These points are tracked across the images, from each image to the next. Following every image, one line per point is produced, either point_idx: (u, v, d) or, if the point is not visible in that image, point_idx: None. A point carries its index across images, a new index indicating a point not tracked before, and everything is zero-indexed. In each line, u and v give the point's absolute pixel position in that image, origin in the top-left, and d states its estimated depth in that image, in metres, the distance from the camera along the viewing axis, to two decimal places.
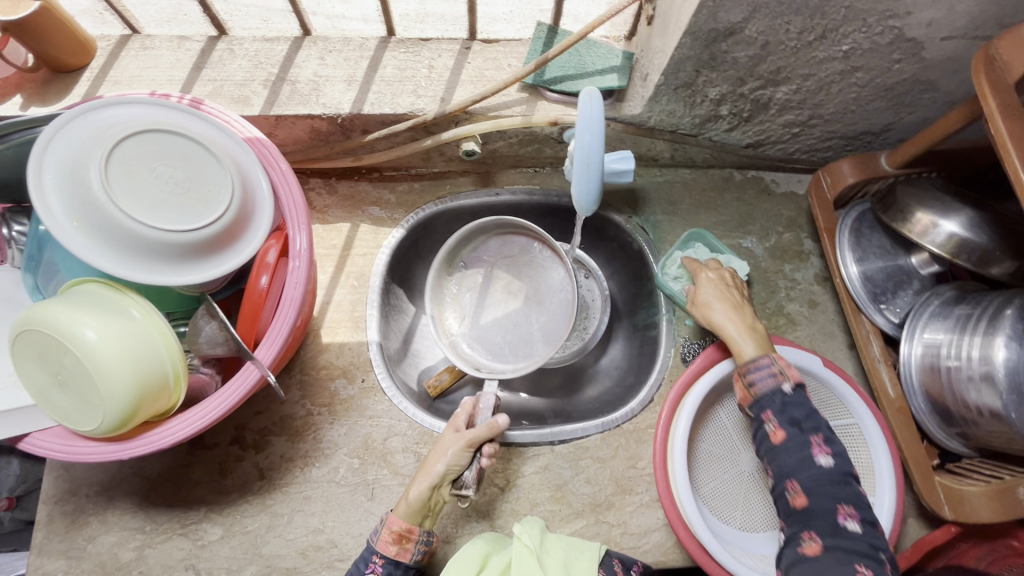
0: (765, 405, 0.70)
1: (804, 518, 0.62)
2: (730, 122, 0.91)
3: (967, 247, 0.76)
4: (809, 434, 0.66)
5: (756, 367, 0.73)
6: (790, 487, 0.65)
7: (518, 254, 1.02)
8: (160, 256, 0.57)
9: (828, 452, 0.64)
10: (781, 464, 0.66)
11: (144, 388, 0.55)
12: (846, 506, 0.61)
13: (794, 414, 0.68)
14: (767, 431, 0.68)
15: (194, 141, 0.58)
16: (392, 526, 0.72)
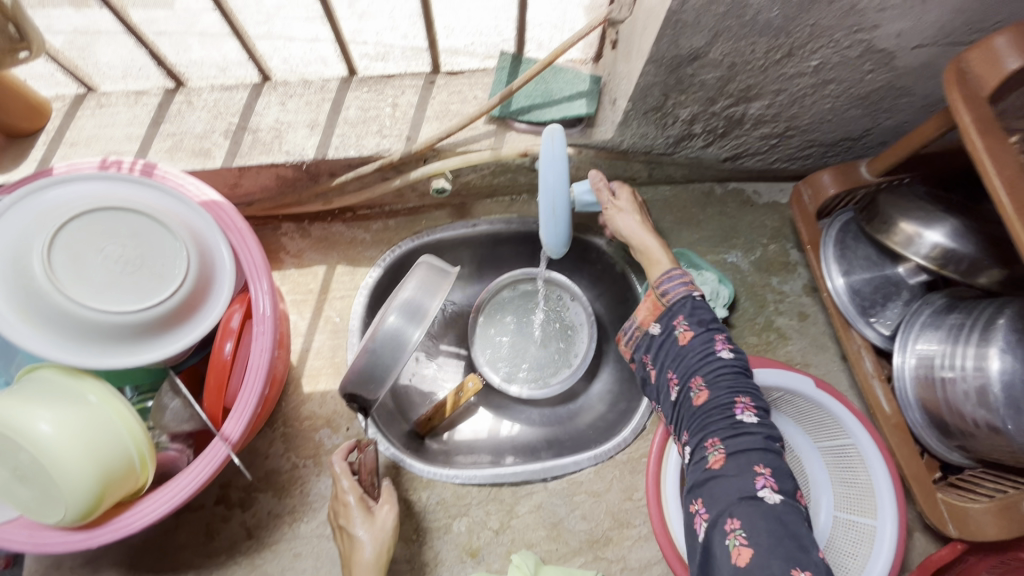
0: (676, 313, 0.73)
1: (705, 418, 0.66)
2: (705, 139, 0.88)
3: (953, 257, 0.74)
4: (713, 332, 0.70)
5: (668, 279, 0.76)
6: (694, 385, 0.68)
7: (528, 296, 1.07)
8: (115, 336, 0.55)
9: (729, 348, 0.69)
10: (684, 365, 0.70)
11: (105, 475, 0.53)
12: (743, 398, 0.66)
13: (701, 318, 0.72)
14: (676, 336, 0.72)
15: (144, 214, 0.57)
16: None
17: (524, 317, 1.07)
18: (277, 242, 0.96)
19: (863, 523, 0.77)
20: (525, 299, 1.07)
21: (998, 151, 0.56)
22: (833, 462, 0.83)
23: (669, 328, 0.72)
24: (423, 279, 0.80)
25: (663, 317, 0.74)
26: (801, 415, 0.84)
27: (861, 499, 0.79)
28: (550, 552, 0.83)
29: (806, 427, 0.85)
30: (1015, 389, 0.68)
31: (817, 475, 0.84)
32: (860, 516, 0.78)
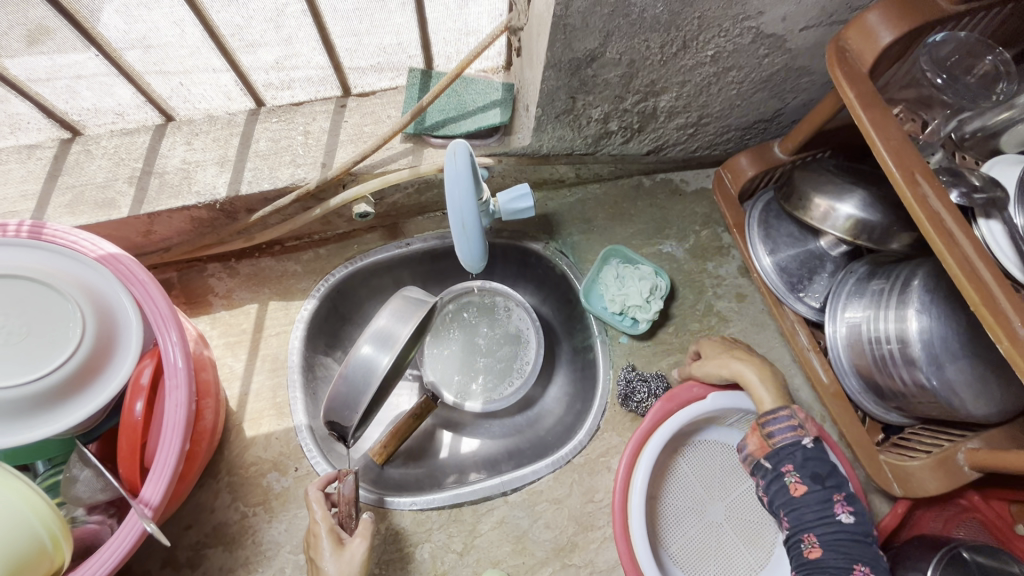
0: (784, 459, 0.62)
1: (818, 574, 0.57)
2: (623, 136, 0.89)
3: (866, 226, 0.76)
4: (831, 492, 0.59)
5: (773, 419, 0.64)
6: (806, 539, 0.59)
7: (472, 311, 1.07)
8: (9, 408, 0.53)
9: (843, 483, 0.60)
10: (795, 518, 0.60)
11: (11, 563, 0.49)
12: (862, 566, 0.56)
13: (817, 469, 0.60)
14: (787, 484, 0.61)
15: (32, 279, 0.55)
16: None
17: (471, 333, 1.06)
18: (204, 285, 0.92)
19: None
20: (468, 314, 1.07)
21: (883, 122, 0.58)
22: None
23: (776, 473, 0.62)
24: (396, 308, 0.81)
25: (770, 461, 0.63)
26: None
27: None
28: (518, 566, 0.82)
29: None
30: (934, 346, 0.70)
31: None
32: None
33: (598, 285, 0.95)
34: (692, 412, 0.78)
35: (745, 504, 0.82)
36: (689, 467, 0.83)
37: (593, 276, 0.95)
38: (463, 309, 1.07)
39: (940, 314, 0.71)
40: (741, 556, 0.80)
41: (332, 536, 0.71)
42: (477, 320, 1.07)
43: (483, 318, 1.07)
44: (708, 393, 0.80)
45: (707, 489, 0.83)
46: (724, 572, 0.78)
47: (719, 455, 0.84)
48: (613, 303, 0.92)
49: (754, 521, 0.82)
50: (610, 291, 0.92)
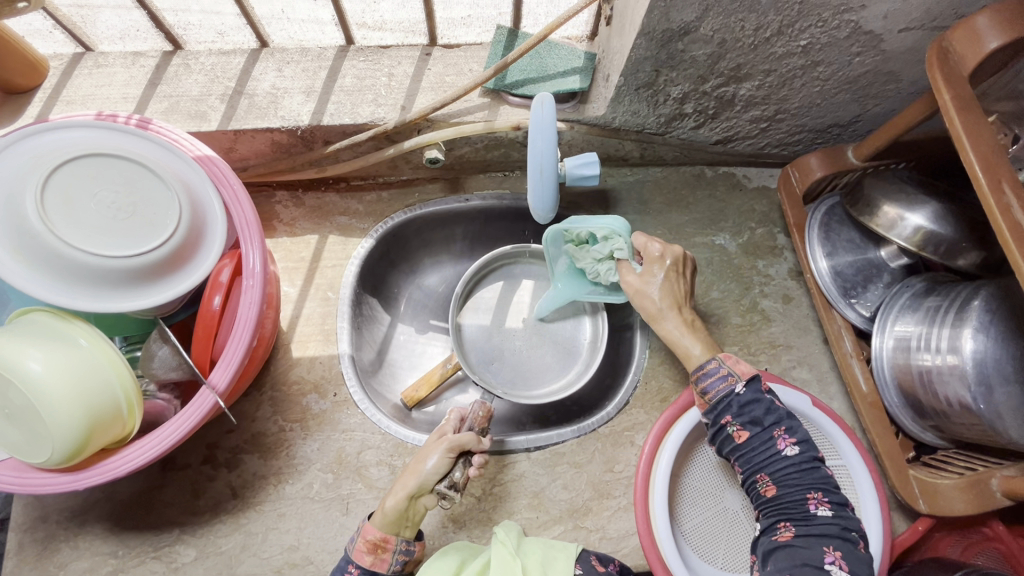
0: (722, 410, 0.66)
1: (777, 507, 0.63)
2: (695, 120, 0.90)
3: (933, 239, 0.75)
4: (772, 430, 0.64)
5: (706, 374, 0.69)
6: (759, 480, 0.64)
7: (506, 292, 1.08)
8: (105, 281, 0.55)
9: (792, 443, 0.63)
10: (747, 461, 0.64)
11: (94, 418, 0.54)
12: (817, 492, 0.61)
13: (754, 414, 0.65)
14: (730, 434, 0.65)
15: (136, 163, 0.57)
16: (368, 535, 0.72)
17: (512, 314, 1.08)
18: (270, 209, 0.96)
19: None
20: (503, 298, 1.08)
21: (976, 128, 0.58)
22: None
23: (718, 423, 0.66)
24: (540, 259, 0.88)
25: (711, 415, 0.67)
26: None
27: None
28: (531, 520, 0.84)
29: None
30: (987, 368, 0.70)
31: None
32: None
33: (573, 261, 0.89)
34: None
35: None
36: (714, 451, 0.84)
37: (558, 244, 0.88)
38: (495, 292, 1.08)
39: (998, 337, 0.70)
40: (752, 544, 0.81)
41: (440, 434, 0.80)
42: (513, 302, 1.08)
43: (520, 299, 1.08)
44: None
45: (729, 474, 0.84)
46: (734, 555, 0.80)
47: None
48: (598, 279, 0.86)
49: None
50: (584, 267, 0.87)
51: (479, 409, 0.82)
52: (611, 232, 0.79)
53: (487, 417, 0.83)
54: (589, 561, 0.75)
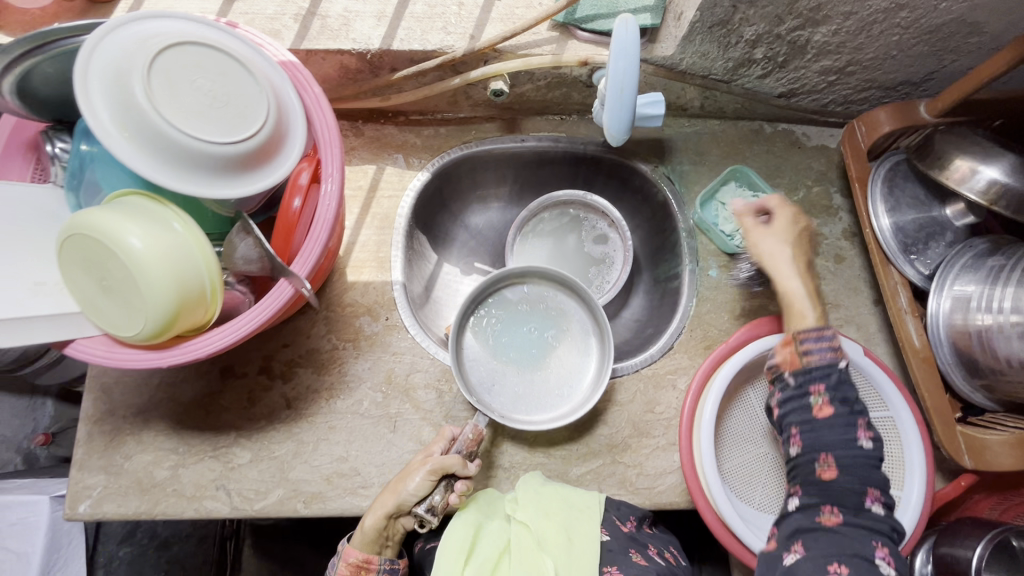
0: (813, 375, 0.64)
1: (828, 489, 0.61)
2: (764, 68, 0.89)
3: (1007, 194, 0.74)
4: (855, 415, 0.62)
5: (817, 339, 0.64)
6: (823, 460, 0.61)
7: (531, 302, 0.99)
8: (197, 167, 0.57)
9: (869, 436, 0.62)
10: (815, 436, 0.62)
11: (185, 297, 0.57)
12: (874, 488, 0.61)
13: (846, 393, 0.63)
14: (811, 403, 0.63)
15: (231, 57, 0.59)
16: (350, 557, 0.76)
17: (529, 326, 0.98)
18: None
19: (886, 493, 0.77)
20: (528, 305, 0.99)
21: None
22: None
23: (804, 390, 0.64)
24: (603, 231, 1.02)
25: (800, 377, 0.64)
26: None
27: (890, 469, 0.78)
28: (570, 452, 0.86)
29: None
30: None
31: None
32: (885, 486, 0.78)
33: (715, 202, 0.97)
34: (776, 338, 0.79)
35: None
36: (759, 398, 0.86)
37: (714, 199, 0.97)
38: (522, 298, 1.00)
39: None
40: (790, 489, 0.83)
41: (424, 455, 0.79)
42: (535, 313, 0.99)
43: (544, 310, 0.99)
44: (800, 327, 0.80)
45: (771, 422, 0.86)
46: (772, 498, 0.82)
47: None
48: (726, 223, 0.94)
49: None
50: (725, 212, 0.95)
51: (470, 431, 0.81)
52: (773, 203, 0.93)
53: (476, 440, 0.81)
54: (614, 522, 0.81)
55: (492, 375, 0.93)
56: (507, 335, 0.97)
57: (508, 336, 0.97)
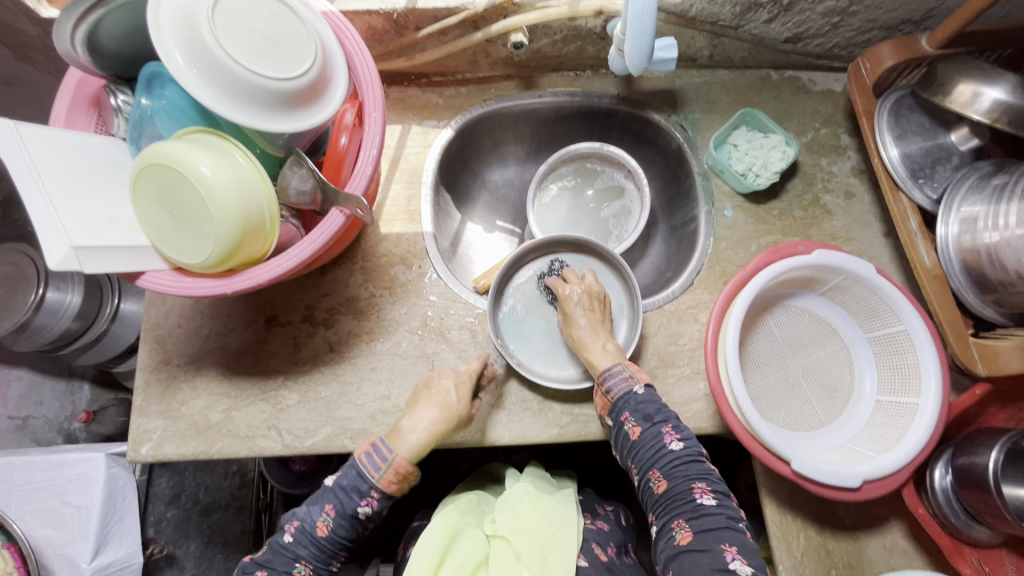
0: (621, 408, 0.79)
1: (666, 503, 0.74)
2: (769, 12, 0.92)
3: (1010, 111, 0.77)
4: (659, 428, 0.77)
5: (610, 376, 0.81)
6: (652, 476, 0.76)
7: (578, 273, 1.01)
8: (254, 100, 0.62)
9: (677, 439, 0.76)
10: (642, 459, 0.77)
11: (249, 223, 0.62)
12: (700, 483, 0.74)
13: (646, 412, 0.78)
14: (627, 431, 0.78)
15: (283, 4, 0.64)
16: (399, 468, 0.76)
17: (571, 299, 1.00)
18: None
19: (906, 402, 0.82)
20: (573, 274, 1.01)
21: None
22: (882, 350, 0.87)
23: (620, 424, 0.79)
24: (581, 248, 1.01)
25: (613, 413, 0.80)
26: (856, 302, 0.88)
27: (907, 380, 0.83)
28: None
29: (858, 318, 0.90)
30: None
31: (862, 360, 0.90)
32: (904, 396, 0.82)
33: (727, 145, 1.01)
34: (796, 260, 0.83)
35: (822, 366, 0.91)
36: (776, 323, 0.92)
37: (725, 142, 1.02)
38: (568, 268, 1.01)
39: None
40: (810, 407, 0.88)
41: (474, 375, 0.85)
42: None
43: None
44: (814, 251, 0.84)
45: (789, 346, 0.91)
46: (794, 415, 0.87)
47: (805, 321, 0.93)
48: (738, 162, 0.98)
49: (829, 383, 0.90)
50: (739, 151, 0.99)
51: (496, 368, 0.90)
52: (781, 143, 0.97)
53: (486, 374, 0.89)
54: (593, 550, 0.89)
55: (521, 335, 0.97)
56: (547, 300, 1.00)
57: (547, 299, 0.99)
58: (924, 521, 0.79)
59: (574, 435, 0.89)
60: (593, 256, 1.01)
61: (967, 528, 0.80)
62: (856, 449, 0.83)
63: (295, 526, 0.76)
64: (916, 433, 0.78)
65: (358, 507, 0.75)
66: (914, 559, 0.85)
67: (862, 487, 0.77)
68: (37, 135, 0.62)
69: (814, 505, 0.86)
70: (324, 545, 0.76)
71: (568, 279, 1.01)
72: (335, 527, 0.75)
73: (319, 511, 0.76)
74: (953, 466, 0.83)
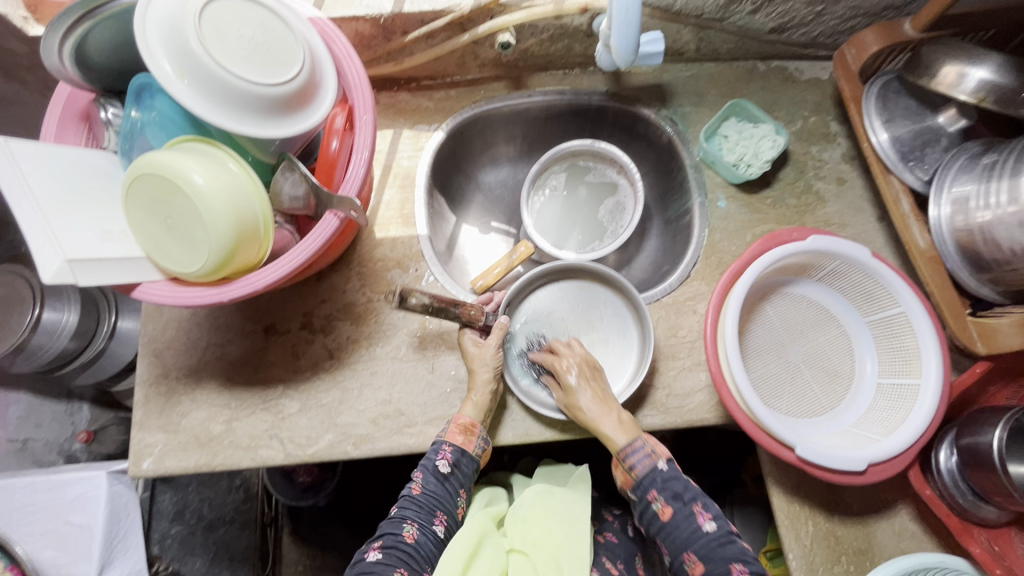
0: (648, 485, 0.79)
1: None
2: (754, 2, 0.93)
3: (996, 90, 0.77)
4: (689, 507, 0.77)
5: (632, 452, 0.80)
6: (688, 558, 0.76)
7: (592, 300, 0.99)
8: (244, 107, 0.62)
9: (709, 518, 0.77)
10: (674, 539, 0.77)
11: (243, 230, 0.62)
12: (738, 563, 0.73)
13: (674, 490, 0.78)
14: (656, 510, 0.78)
15: (271, 12, 0.65)
16: (459, 420, 0.82)
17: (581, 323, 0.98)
18: None
19: (908, 383, 0.82)
20: (585, 300, 0.99)
21: None
22: (880, 333, 0.88)
23: (647, 502, 0.79)
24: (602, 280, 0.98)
25: (638, 491, 0.80)
26: (853, 287, 0.89)
27: (908, 362, 0.83)
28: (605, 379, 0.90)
29: (856, 302, 0.90)
30: None
31: (861, 344, 0.90)
32: (906, 378, 0.82)
33: (718, 137, 1.02)
34: (791, 247, 0.83)
35: (822, 353, 0.91)
36: (774, 311, 0.92)
37: (716, 134, 1.02)
38: (582, 294, 0.99)
39: None
40: (812, 393, 0.89)
41: (488, 380, 0.84)
42: (590, 311, 0.99)
43: (599, 314, 0.98)
44: (809, 237, 0.85)
45: (788, 334, 0.91)
46: (795, 402, 0.88)
47: (804, 308, 0.93)
48: (730, 153, 0.99)
49: (830, 368, 0.90)
50: (730, 142, 1.00)
51: (491, 350, 0.86)
52: (771, 132, 0.98)
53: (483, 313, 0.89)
54: (603, 564, 0.93)
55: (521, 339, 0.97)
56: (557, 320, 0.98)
57: (554, 315, 0.98)
58: (931, 502, 0.79)
59: (577, 431, 0.89)
60: (612, 292, 0.98)
61: (975, 508, 0.80)
62: (860, 433, 0.83)
63: (379, 544, 0.77)
64: (918, 413, 0.78)
65: (436, 463, 0.81)
66: (923, 541, 0.85)
67: (868, 470, 0.77)
68: (28, 150, 0.62)
69: (821, 492, 0.86)
70: (416, 554, 0.77)
71: (581, 305, 0.99)
72: (425, 483, 0.81)
73: (402, 522, 0.79)
74: (958, 447, 0.82)
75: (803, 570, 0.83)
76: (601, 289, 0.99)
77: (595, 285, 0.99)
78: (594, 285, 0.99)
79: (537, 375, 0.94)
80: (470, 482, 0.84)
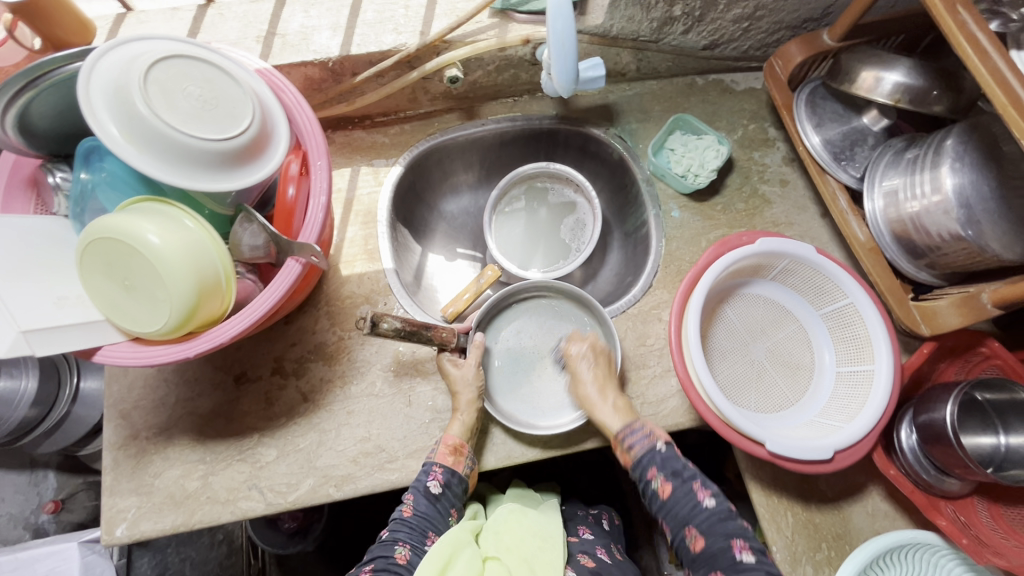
0: (647, 465, 0.79)
1: (704, 561, 0.75)
2: (684, 24, 0.98)
3: (910, 92, 0.83)
4: (689, 483, 0.78)
5: (631, 433, 0.81)
6: (689, 532, 0.76)
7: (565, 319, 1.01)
8: (195, 163, 0.63)
9: (708, 495, 0.78)
10: (676, 516, 0.78)
11: (203, 283, 0.62)
12: (739, 540, 0.75)
13: (674, 468, 0.79)
14: (656, 488, 0.78)
15: (217, 67, 0.66)
16: (448, 440, 0.83)
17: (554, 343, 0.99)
18: None
19: (863, 369, 0.86)
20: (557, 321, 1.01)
21: None
22: (833, 324, 0.92)
23: (645, 481, 0.79)
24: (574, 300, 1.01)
25: (636, 470, 0.80)
26: (804, 282, 0.94)
27: (861, 349, 0.87)
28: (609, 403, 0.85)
29: (808, 296, 0.95)
30: (967, 194, 0.78)
31: (819, 335, 0.95)
32: (861, 364, 0.87)
33: (665, 150, 1.06)
34: (742, 252, 0.87)
35: (784, 348, 0.95)
36: (735, 312, 0.96)
37: (660, 148, 1.07)
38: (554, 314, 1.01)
39: (972, 165, 0.78)
40: (778, 387, 0.93)
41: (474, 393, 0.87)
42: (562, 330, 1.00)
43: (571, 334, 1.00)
44: (758, 239, 0.89)
45: (750, 333, 0.96)
46: (762, 397, 0.91)
47: (762, 307, 0.97)
48: (677, 165, 1.03)
49: (792, 362, 0.94)
50: (677, 154, 1.04)
51: (472, 369, 0.88)
52: (715, 144, 1.03)
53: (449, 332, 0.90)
54: (580, 561, 0.90)
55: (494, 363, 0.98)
56: (530, 342, 1.00)
57: (525, 337, 1.00)
58: (896, 481, 0.83)
59: (560, 446, 0.90)
60: (585, 311, 1.00)
61: (939, 482, 0.83)
62: (825, 422, 0.86)
63: (371, 567, 0.77)
64: (875, 398, 0.82)
65: (427, 484, 0.81)
66: (896, 519, 0.89)
67: (835, 457, 0.80)
68: None
69: (796, 483, 0.89)
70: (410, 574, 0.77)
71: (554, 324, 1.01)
72: (417, 505, 0.81)
73: (393, 543, 0.79)
74: (916, 425, 0.86)
75: (787, 561, 0.85)
76: (573, 306, 1.01)
77: (567, 304, 1.01)
78: (567, 306, 1.01)
79: (511, 399, 0.95)
80: (460, 501, 0.85)
